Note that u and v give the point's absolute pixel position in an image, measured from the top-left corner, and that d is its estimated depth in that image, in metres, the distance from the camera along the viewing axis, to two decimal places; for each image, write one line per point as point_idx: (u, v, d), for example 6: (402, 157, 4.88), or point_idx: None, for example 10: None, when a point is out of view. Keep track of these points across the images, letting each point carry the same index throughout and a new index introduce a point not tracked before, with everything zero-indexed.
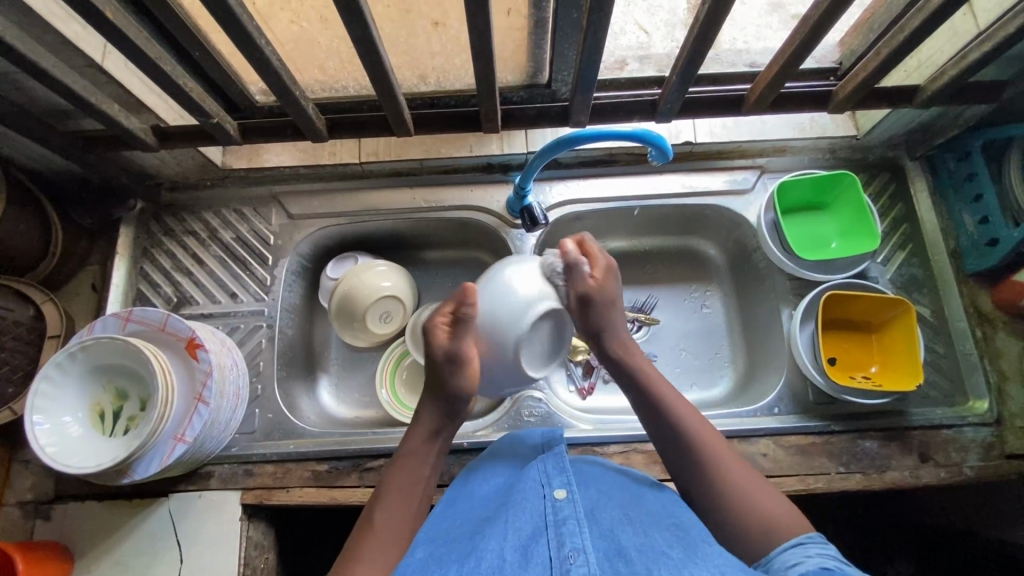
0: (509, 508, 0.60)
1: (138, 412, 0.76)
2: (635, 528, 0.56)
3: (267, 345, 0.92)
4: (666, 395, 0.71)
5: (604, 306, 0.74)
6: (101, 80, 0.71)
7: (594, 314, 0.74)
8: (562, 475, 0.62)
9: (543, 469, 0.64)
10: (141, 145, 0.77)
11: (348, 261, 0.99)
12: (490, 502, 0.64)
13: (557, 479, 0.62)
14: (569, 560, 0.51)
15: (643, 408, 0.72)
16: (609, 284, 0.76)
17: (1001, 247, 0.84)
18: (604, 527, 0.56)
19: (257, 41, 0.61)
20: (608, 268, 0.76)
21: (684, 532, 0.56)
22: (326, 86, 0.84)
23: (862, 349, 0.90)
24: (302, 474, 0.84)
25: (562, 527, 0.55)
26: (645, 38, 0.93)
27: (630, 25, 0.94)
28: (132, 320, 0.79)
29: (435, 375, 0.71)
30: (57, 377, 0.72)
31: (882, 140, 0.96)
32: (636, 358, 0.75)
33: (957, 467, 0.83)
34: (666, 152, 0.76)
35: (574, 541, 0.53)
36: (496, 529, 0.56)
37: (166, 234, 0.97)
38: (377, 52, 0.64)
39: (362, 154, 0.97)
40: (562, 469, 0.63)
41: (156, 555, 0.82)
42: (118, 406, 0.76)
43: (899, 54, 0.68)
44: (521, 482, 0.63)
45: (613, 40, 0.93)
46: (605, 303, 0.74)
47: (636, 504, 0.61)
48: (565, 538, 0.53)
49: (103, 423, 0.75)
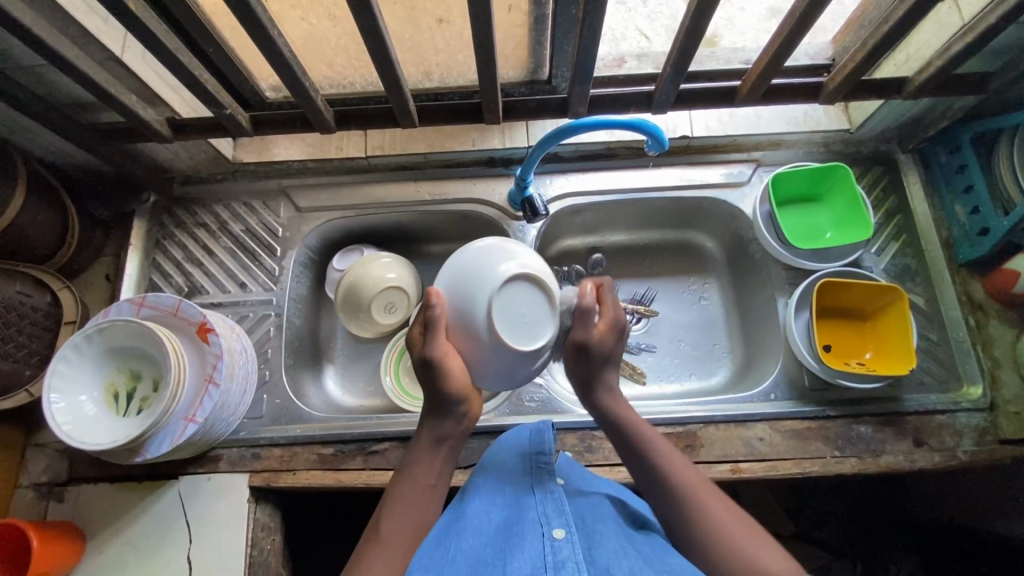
0: (508, 547, 0.59)
1: (151, 393, 0.79)
2: (631, 563, 0.57)
3: (275, 333, 0.95)
4: (651, 438, 0.71)
5: (603, 358, 0.71)
6: (119, 73, 0.74)
7: (589, 361, 0.71)
8: (561, 514, 0.63)
9: (543, 509, 0.65)
10: (156, 137, 0.80)
11: (354, 254, 1.02)
12: (488, 534, 0.63)
13: (556, 518, 0.63)
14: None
15: (623, 449, 0.71)
16: (617, 340, 0.72)
17: (991, 236, 0.86)
18: (602, 566, 0.56)
19: (270, 34, 0.64)
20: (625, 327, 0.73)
21: None
22: (334, 82, 0.88)
23: (857, 337, 0.92)
24: (309, 457, 0.87)
25: (561, 569, 0.55)
26: (646, 43, 0.97)
27: (631, 31, 0.98)
28: (145, 305, 0.82)
29: (421, 383, 0.69)
30: (75, 359, 0.74)
31: (873, 134, 0.99)
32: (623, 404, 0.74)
33: (952, 452, 0.84)
34: (662, 142, 0.78)
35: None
36: (495, 568, 0.56)
37: (178, 227, 1.00)
38: (384, 45, 0.67)
39: (369, 148, 1.00)
40: (562, 510, 0.64)
41: (166, 536, 0.84)
42: (132, 386, 0.79)
43: (885, 44, 0.71)
44: (520, 518, 0.64)
45: (615, 45, 0.97)
46: (605, 358, 0.71)
47: (632, 545, 0.62)
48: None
49: (117, 404, 0.77)
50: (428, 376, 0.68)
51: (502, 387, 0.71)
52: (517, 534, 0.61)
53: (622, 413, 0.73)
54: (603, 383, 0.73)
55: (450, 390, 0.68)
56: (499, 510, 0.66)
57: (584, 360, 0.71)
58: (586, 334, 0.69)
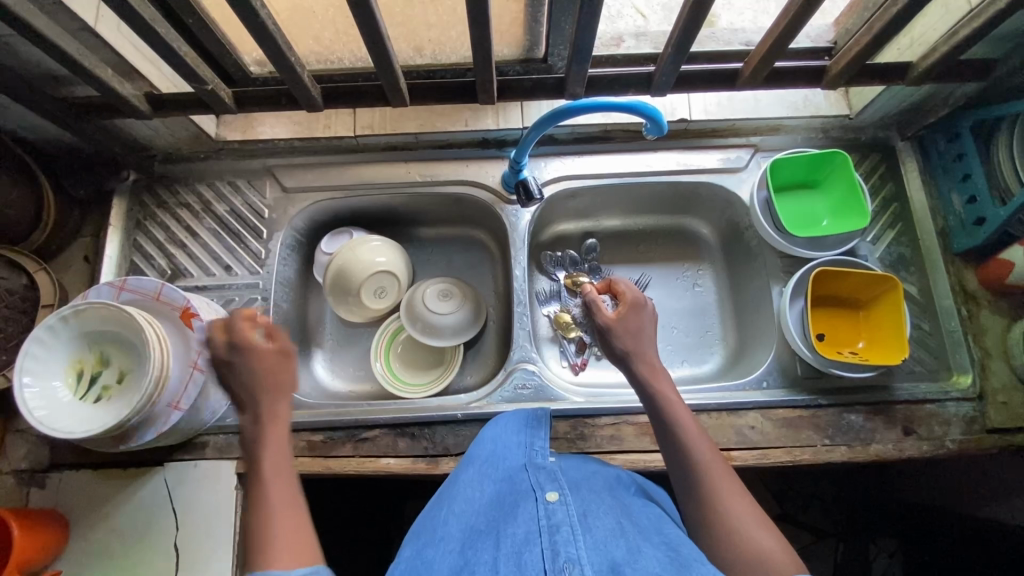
0: (504, 520, 0.59)
1: (115, 383, 0.74)
2: (628, 539, 0.56)
3: (262, 318, 0.93)
4: (678, 420, 0.71)
5: (633, 333, 0.77)
6: (93, 45, 0.70)
7: (619, 340, 0.77)
8: (554, 481, 0.64)
9: (535, 476, 0.65)
10: (134, 113, 0.76)
11: (343, 237, 1.00)
12: (481, 507, 0.64)
13: (549, 484, 0.63)
14: (562, 571, 0.51)
15: (659, 434, 0.72)
16: (638, 317, 0.79)
17: (988, 226, 0.85)
18: (597, 535, 0.56)
19: (253, 4, 0.60)
20: (635, 301, 0.81)
21: (677, 551, 0.55)
22: (321, 57, 0.84)
23: (850, 325, 0.91)
24: (297, 444, 0.85)
25: (556, 534, 0.55)
26: (641, 22, 0.94)
27: (626, 8, 0.95)
28: (125, 289, 0.79)
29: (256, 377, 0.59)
30: (41, 351, 0.71)
31: (873, 120, 0.97)
32: (662, 381, 0.75)
33: (940, 440, 0.85)
34: (662, 125, 0.75)
35: (568, 551, 0.53)
36: (490, 542, 0.57)
37: (159, 207, 0.97)
38: (374, 18, 0.64)
39: (358, 126, 0.97)
40: (555, 477, 0.64)
41: (152, 522, 0.83)
42: (97, 371, 0.74)
43: (892, 29, 0.68)
44: (512, 490, 0.64)
45: (609, 23, 0.94)
46: (627, 330, 0.78)
47: (629, 516, 0.61)
48: (559, 545, 0.53)
49: (79, 386, 0.73)
50: (258, 359, 0.59)
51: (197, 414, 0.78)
52: (511, 506, 0.61)
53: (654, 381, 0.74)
54: (632, 353, 0.76)
55: (275, 374, 0.60)
56: (491, 481, 0.67)
57: (614, 342, 0.78)
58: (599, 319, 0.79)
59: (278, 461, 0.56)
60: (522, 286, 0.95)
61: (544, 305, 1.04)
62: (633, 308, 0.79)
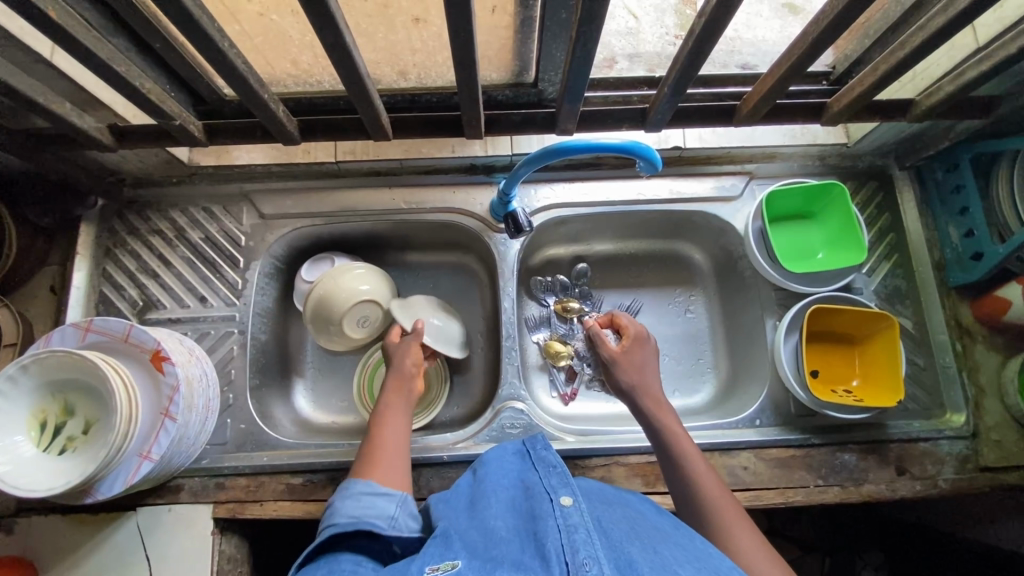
0: (518, 522, 0.57)
1: (80, 433, 0.70)
2: (644, 542, 0.54)
3: (239, 352, 0.89)
4: (684, 447, 0.70)
5: (637, 367, 0.80)
6: (48, 76, 0.65)
7: (624, 374, 0.80)
8: (567, 485, 0.60)
9: (547, 480, 0.62)
10: (97, 146, 0.72)
11: (325, 263, 0.96)
12: (498, 505, 0.60)
13: (562, 487, 0.60)
14: (583, 569, 0.48)
15: (664, 467, 0.71)
16: (641, 350, 0.83)
17: (986, 261, 0.83)
18: (612, 540, 0.54)
19: (220, 45, 0.55)
20: (638, 337, 0.84)
21: (697, 557, 0.53)
22: (299, 80, 0.79)
23: (844, 362, 0.90)
24: (277, 487, 0.82)
25: (573, 534, 0.53)
26: (634, 23, 0.90)
27: (619, 8, 0.91)
28: (92, 330, 0.75)
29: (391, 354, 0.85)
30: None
31: (871, 148, 0.95)
32: (665, 414, 0.74)
33: (933, 480, 0.84)
34: (655, 163, 0.72)
35: (587, 549, 0.51)
36: (505, 542, 0.54)
37: (130, 234, 0.92)
38: (350, 58, 0.60)
39: (339, 153, 0.93)
40: (567, 479, 0.61)
41: (123, 570, 0.79)
42: (62, 420, 0.70)
43: (898, 71, 0.66)
44: (525, 494, 0.61)
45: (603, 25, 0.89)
46: (631, 364, 0.81)
47: (643, 521, 0.59)
48: (578, 546, 0.51)
49: (41, 437, 0.69)
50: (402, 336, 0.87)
51: (177, 458, 0.76)
52: (524, 510, 0.59)
53: (655, 417, 0.74)
54: (637, 388, 0.78)
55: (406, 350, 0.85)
56: (504, 487, 0.64)
57: (619, 374, 0.80)
58: (608, 353, 0.82)
59: (393, 423, 0.75)
60: (511, 318, 0.92)
61: (533, 332, 1.01)
62: (636, 342, 0.83)
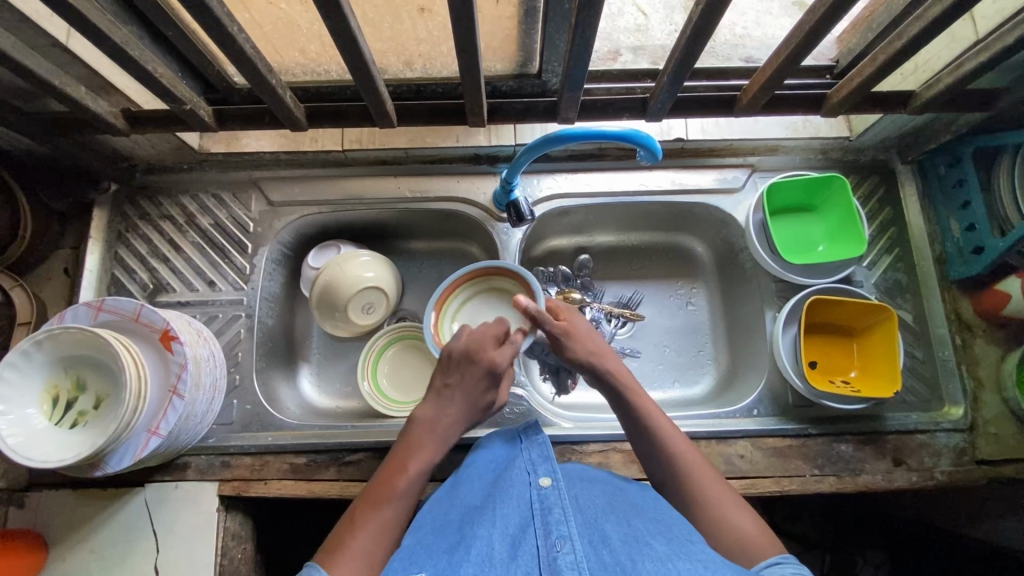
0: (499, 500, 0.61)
1: (91, 408, 0.73)
2: (618, 517, 0.58)
3: (246, 335, 0.91)
4: (666, 436, 0.69)
5: (579, 333, 0.77)
6: (64, 60, 0.67)
7: (576, 347, 0.75)
8: (546, 462, 0.65)
9: (529, 457, 0.67)
10: (111, 130, 0.74)
11: (330, 251, 0.97)
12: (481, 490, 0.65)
13: (542, 466, 0.64)
14: (555, 548, 0.53)
15: (647, 455, 0.70)
16: (580, 316, 0.80)
17: (985, 255, 0.84)
18: (588, 516, 0.58)
19: (229, 29, 0.57)
20: (567, 309, 0.80)
21: (669, 528, 0.57)
22: (308, 69, 0.81)
23: (842, 353, 0.90)
24: (279, 467, 0.84)
25: (548, 515, 0.57)
26: (642, 21, 0.91)
27: (628, 6, 0.91)
28: (103, 309, 0.77)
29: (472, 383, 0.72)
30: (14, 377, 0.69)
31: (874, 142, 0.95)
32: (645, 399, 0.72)
33: (929, 472, 0.84)
34: (656, 153, 0.73)
35: (560, 529, 0.55)
36: (484, 519, 0.58)
37: (141, 219, 0.94)
38: (356, 44, 0.61)
39: (345, 141, 0.95)
40: (547, 457, 0.66)
41: (130, 544, 0.81)
42: (74, 396, 0.73)
43: (897, 61, 0.66)
44: (507, 473, 0.65)
45: (610, 22, 0.90)
46: (572, 336, 0.76)
47: (620, 496, 0.63)
48: (551, 526, 0.55)
49: (52, 411, 0.72)
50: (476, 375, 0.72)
51: (184, 438, 0.78)
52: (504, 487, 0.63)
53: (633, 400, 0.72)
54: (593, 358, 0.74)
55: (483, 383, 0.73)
56: (489, 471, 0.68)
57: (573, 349, 0.75)
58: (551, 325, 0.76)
59: (397, 494, 0.64)
60: None
61: None
62: (568, 312, 0.79)
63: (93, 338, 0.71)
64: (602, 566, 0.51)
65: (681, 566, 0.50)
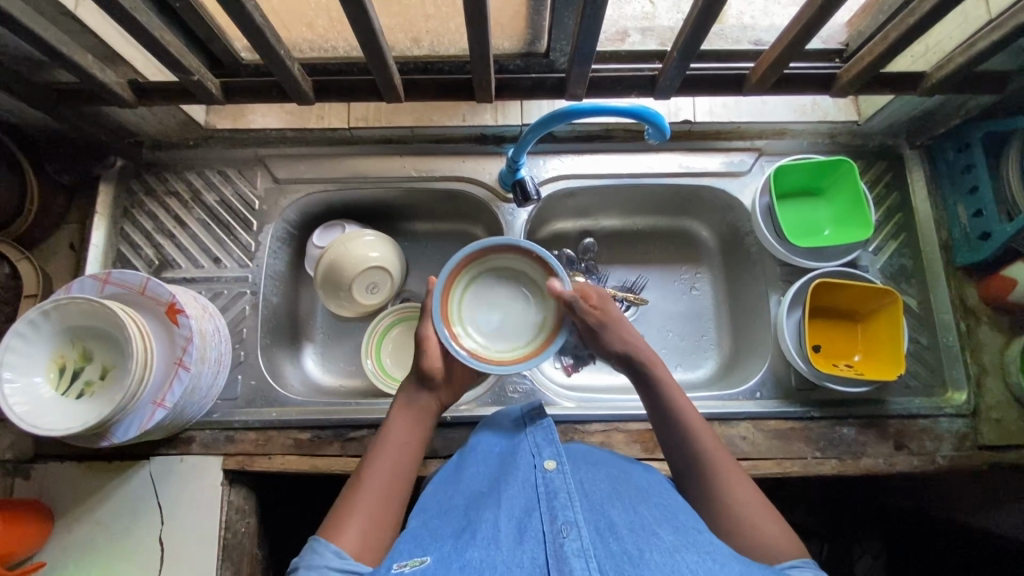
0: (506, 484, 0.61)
1: (98, 378, 0.73)
2: (623, 502, 0.59)
3: (251, 312, 0.91)
4: (698, 436, 0.68)
5: (617, 323, 0.75)
6: (72, 29, 0.67)
7: (609, 340, 0.75)
8: (551, 445, 0.65)
9: (534, 440, 0.67)
10: (118, 101, 0.74)
11: (335, 230, 0.97)
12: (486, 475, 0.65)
13: (547, 449, 0.64)
14: (561, 533, 0.53)
15: (676, 453, 0.68)
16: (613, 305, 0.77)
17: (993, 241, 0.83)
18: (593, 501, 0.59)
19: None
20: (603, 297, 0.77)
21: (674, 515, 0.57)
22: (315, 45, 0.81)
23: (846, 337, 0.90)
24: (284, 441, 0.85)
25: (554, 500, 0.57)
26: (650, 9, 0.89)
27: None
28: (110, 282, 0.77)
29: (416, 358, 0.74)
30: (22, 346, 0.70)
31: (882, 127, 0.95)
32: (681, 399, 0.71)
33: (931, 456, 0.84)
34: (664, 130, 0.73)
35: (565, 514, 0.55)
36: (490, 504, 0.58)
37: (147, 194, 0.94)
38: (365, 14, 0.61)
39: (352, 119, 0.95)
40: (552, 440, 0.66)
41: (135, 516, 0.82)
42: (80, 365, 0.73)
43: (909, 39, 0.65)
44: (512, 458, 0.65)
45: (618, 9, 0.88)
46: (607, 327, 0.75)
47: (625, 480, 0.63)
48: (557, 511, 0.55)
49: (59, 380, 0.72)
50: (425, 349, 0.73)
51: (190, 409, 0.79)
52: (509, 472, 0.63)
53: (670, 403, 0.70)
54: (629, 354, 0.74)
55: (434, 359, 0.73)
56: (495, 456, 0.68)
57: (607, 341, 0.75)
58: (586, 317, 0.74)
59: (387, 462, 0.66)
60: None
61: None
62: (603, 300, 0.77)
63: (97, 308, 0.71)
64: (609, 555, 0.51)
65: (689, 559, 0.50)
